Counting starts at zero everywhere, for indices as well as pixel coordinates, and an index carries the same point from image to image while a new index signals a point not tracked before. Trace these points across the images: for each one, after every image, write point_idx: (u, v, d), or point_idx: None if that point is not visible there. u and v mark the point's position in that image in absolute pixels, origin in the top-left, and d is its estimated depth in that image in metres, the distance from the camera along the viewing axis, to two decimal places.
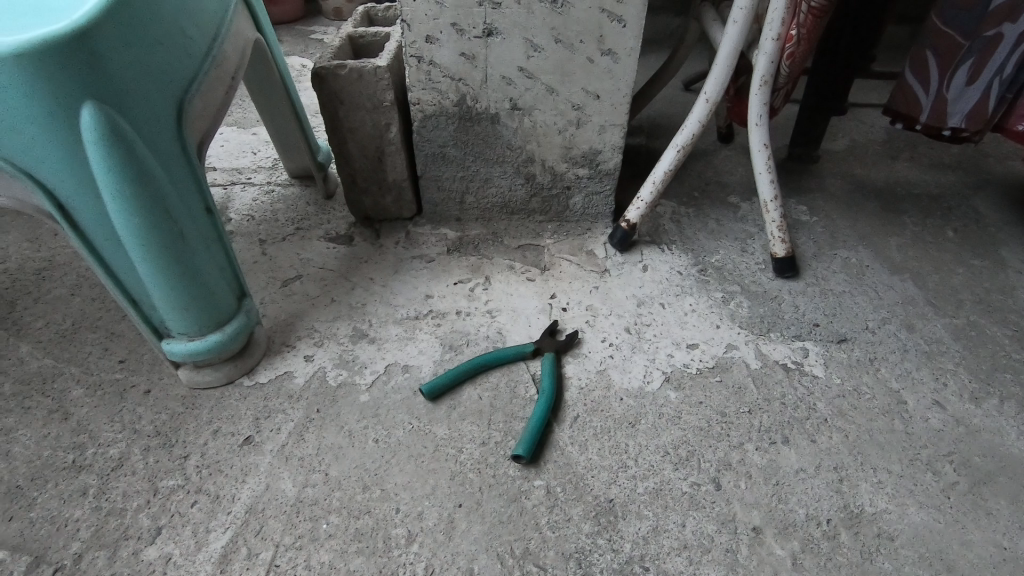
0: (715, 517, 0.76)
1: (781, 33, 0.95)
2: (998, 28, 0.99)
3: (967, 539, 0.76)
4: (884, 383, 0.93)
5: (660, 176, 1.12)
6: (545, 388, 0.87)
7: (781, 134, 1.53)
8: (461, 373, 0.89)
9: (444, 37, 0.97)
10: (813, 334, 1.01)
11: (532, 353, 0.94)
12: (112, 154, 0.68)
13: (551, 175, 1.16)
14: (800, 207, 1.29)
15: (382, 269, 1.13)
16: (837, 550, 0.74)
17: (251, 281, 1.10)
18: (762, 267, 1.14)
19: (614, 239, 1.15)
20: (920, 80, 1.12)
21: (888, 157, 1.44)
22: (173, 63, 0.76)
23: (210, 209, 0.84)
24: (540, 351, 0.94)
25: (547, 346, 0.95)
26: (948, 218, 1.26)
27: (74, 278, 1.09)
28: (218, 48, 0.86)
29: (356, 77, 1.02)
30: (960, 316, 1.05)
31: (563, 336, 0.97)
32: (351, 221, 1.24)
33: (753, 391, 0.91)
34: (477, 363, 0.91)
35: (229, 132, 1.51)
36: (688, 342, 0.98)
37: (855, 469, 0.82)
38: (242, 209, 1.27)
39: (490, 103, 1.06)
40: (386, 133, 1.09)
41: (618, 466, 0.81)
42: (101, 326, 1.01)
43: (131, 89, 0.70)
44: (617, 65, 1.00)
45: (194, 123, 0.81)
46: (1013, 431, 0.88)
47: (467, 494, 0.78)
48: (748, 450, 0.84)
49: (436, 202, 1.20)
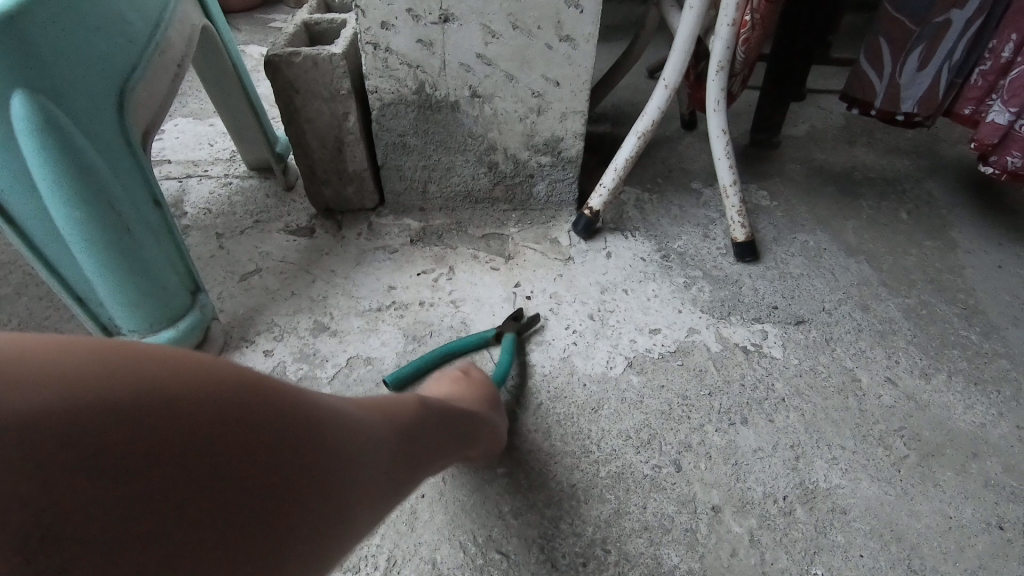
0: (675, 498, 0.78)
1: (737, 19, 0.95)
2: (946, 14, 1.00)
3: (915, 510, 0.78)
4: (840, 362, 0.96)
5: (622, 164, 1.12)
6: (500, 372, 0.88)
7: (742, 120, 1.55)
8: (422, 367, 0.89)
9: (400, 24, 0.96)
10: (772, 316, 1.03)
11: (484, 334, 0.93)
12: (48, 145, 0.66)
13: (514, 164, 1.16)
14: (761, 192, 1.31)
15: (343, 261, 1.11)
16: (792, 526, 0.76)
17: (208, 276, 1.07)
18: (723, 252, 1.15)
19: (577, 227, 1.16)
20: (874, 66, 1.14)
21: (846, 142, 1.47)
22: (113, 49, 0.73)
23: (159, 202, 0.81)
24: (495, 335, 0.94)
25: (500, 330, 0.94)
26: (902, 201, 1.30)
27: (19, 277, 1.05)
28: (162, 34, 0.83)
29: (310, 65, 1.00)
30: (911, 295, 1.08)
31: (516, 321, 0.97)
32: (312, 213, 1.21)
33: (713, 374, 0.93)
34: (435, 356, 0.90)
35: (184, 123, 1.46)
36: (650, 327, 0.99)
37: (811, 446, 0.84)
38: (199, 202, 1.23)
39: (449, 91, 1.04)
40: (345, 122, 1.07)
41: (581, 451, 0.82)
42: (49, 325, 0.97)
43: (66, 76, 0.67)
44: (576, 52, 1.00)
45: (137, 112, 0.78)
46: (960, 405, 0.91)
47: (429, 485, 0.78)
48: (708, 432, 0.85)
49: (399, 192, 1.19)
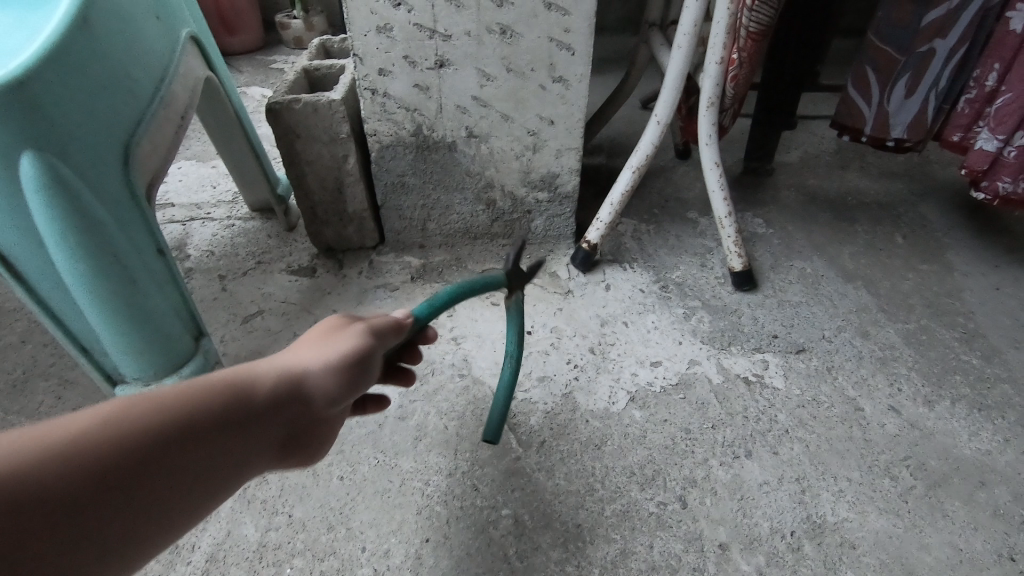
0: (682, 537, 0.77)
1: (724, 57, 0.98)
2: (930, 44, 1.02)
3: (925, 543, 0.77)
4: (842, 391, 0.96)
5: (618, 198, 1.14)
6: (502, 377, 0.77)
7: (736, 149, 1.57)
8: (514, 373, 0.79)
9: (397, 70, 0.98)
10: (773, 345, 1.03)
11: (477, 288, 0.67)
12: (54, 202, 0.67)
13: (512, 200, 1.18)
14: (756, 220, 1.32)
15: (345, 300, 1.12)
16: (801, 562, 0.75)
17: (211, 319, 1.08)
18: (721, 282, 1.16)
19: (576, 260, 1.17)
20: (862, 94, 1.15)
21: (839, 167, 1.49)
22: (118, 107, 0.75)
23: (162, 251, 0.82)
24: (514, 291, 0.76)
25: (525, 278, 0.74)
26: (897, 225, 1.31)
27: (24, 325, 1.06)
28: (166, 88, 0.86)
29: (310, 111, 1.02)
30: (911, 320, 1.09)
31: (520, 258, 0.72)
32: (314, 253, 1.23)
33: (716, 407, 0.93)
34: (516, 346, 0.78)
35: (187, 166, 1.49)
36: (651, 360, 1.00)
37: (816, 478, 0.84)
38: (202, 244, 1.25)
39: (446, 132, 1.07)
40: (344, 164, 1.09)
41: (586, 489, 0.81)
42: (53, 373, 0.98)
43: (73, 135, 0.69)
44: (569, 92, 1.03)
45: (143, 165, 0.80)
46: (965, 432, 0.90)
47: (434, 528, 0.77)
48: (712, 466, 0.85)
49: (399, 230, 1.20)
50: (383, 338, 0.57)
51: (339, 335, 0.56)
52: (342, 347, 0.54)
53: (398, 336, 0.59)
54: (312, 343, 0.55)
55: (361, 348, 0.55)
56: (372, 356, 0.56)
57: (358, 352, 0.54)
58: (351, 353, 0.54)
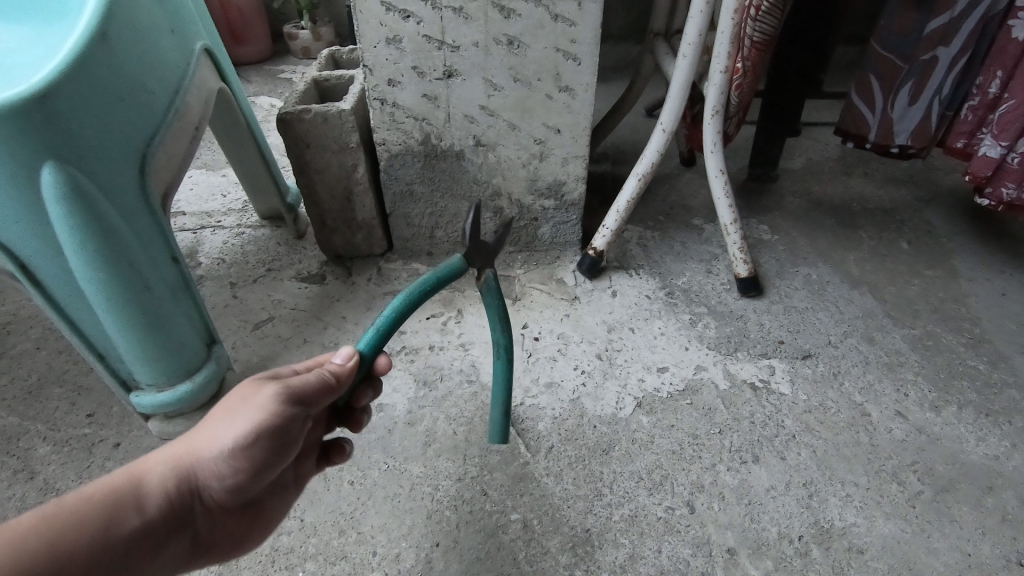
0: (690, 541, 0.77)
1: (729, 67, 0.99)
2: (932, 52, 1.03)
3: (933, 547, 0.78)
4: (848, 397, 0.96)
5: (624, 205, 1.15)
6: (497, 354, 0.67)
7: (740, 156, 1.59)
8: (507, 360, 0.67)
9: (406, 80, 1.00)
10: (779, 351, 1.03)
11: (427, 291, 0.58)
12: (73, 212, 0.69)
13: (518, 208, 1.19)
14: (761, 226, 1.33)
15: (354, 307, 1.13)
16: (809, 567, 0.76)
17: (222, 326, 1.10)
18: (727, 288, 1.17)
19: (582, 267, 1.18)
20: (866, 101, 1.15)
21: (843, 174, 1.50)
22: (135, 118, 0.77)
23: (177, 259, 0.84)
24: (480, 267, 0.61)
25: (494, 250, 0.62)
26: (902, 231, 1.32)
27: (39, 332, 1.08)
28: (181, 100, 0.87)
29: (321, 121, 1.04)
30: (917, 326, 1.09)
31: (479, 226, 0.60)
32: (323, 260, 1.24)
33: (723, 412, 0.93)
34: (502, 331, 0.65)
35: (197, 175, 1.51)
36: (658, 366, 1.00)
37: (824, 483, 0.84)
38: (213, 252, 1.26)
39: (454, 141, 1.08)
40: (353, 173, 1.11)
41: (594, 494, 0.82)
42: (67, 379, 0.99)
43: (91, 146, 0.71)
44: (575, 101, 1.04)
45: (158, 174, 0.82)
46: (972, 437, 0.91)
47: (444, 532, 0.78)
48: (720, 471, 0.85)
49: (406, 238, 1.22)
50: (303, 398, 0.56)
51: (249, 403, 0.57)
52: (251, 420, 0.55)
53: (331, 390, 0.57)
54: (211, 421, 0.58)
55: (271, 416, 0.55)
56: (287, 420, 0.57)
57: (273, 414, 0.55)
58: (260, 425, 0.56)
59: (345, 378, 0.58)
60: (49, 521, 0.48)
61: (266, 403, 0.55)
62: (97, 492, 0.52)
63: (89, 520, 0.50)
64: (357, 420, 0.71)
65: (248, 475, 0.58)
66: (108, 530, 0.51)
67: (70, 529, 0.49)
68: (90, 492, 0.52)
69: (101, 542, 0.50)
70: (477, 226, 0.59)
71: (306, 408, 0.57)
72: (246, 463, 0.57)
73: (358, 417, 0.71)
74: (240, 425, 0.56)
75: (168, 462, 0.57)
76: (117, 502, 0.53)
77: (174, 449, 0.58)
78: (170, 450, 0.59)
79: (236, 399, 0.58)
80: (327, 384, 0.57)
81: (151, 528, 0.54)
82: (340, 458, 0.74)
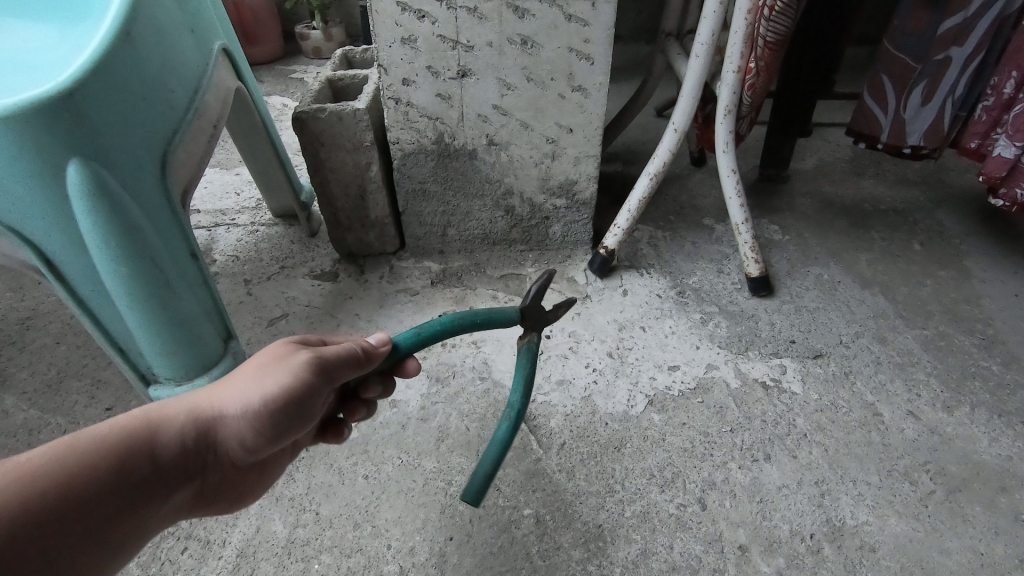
0: (702, 538, 0.78)
1: (741, 66, 1.00)
2: (945, 52, 1.03)
3: (946, 547, 0.78)
4: (860, 397, 0.96)
5: (635, 204, 1.15)
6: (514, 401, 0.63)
7: (751, 156, 1.59)
8: (515, 429, 0.62)
9: (420, 80, 1.01)
10: (790, 350, 1.04)
11: (479, 325, 0.61)
12: (97, 209, 0.71)
13: (530, 207, 1.20)
14: (772, 226, 1.33)
15: (367, 304, 1.14)
16: (821, 565, 0.76)
17: (237, 322, 1.11)
18: (738, 287, 1.17)
19: (593, 265, 1.18)
20: (878, 102, 1.15)
21: (854, 174, 1.50)
22: (156, 117, 0.79)
23: (196, 255, 0.85)
24: (528, 328, 0.66)
25: (547, 318, 0.66)
26: (914, 232, 1.31)
27: (58, 326, 1.10)
28: (200, 100, 0.89)
29: (336, 120, 1.04)
30: (929, 326, 1.09)
31: (543, 295, 0.66)
32: (336, 258, 1.25)
33: (734, 411, 0.93)
34: (522, 395, 0.64)
35: (212, 173, 1.52)
36: (669, 364, 1.01)
37: (836, 482, 0.84)
38: (227, 249, 1.28)
39: (467, 140, 1.09)
40: (367, 172, 1.12)
41: (605, 491, 0.83)
42: (86, 373, 1.01)
43: (115, 145, 0.72)
44: (587, 100, 1.05)
45: (178, 172, 0.83)
46: (985, 437, 0.91)
47: (458, 527, 0.79)
48: (732, 469, 0.86)
49: (419, 236, 1.23)
50: (331, 370, 0.57)
51: (277, 366, 0.57)
52: (277, 385, 0.56)
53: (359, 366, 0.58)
54: (238, 378, 0.59)
55: (297, 383, 0.56)
56: (312, 390, 0.57)
57: (300, 381, 0.56)
58: (284, 392, 0.56)
59: (375, 359, 0.60)
60: (63, 459, 0.48)
61: (296, 370, 0.56)
62: (111, 433, 0.52)
63: (103, 463, 0.51)
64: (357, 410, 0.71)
65: (265, 438, 0.59)
66: (121, 474, 0.51)
67: (81, 469, 0.49)
68: (105, 432, 0.52)
69: (110, 485, 0.51)
70: (544, 291, 0.65)
71: (331, 380, 0.58)
72: (266, 427, 0.58)
73: (355, 407, 0.70)
74: (266, 386, 0.56)
75: (187, 412, 0.57)
76: (130, 446, 0.53)
77: (195, 400, 0.59)
78: (191, 398, 0.59)
79: (263, 359, 0.59)
80: (357, 359, 0.58)
81: (161, 474, 0.55)
82: (336, 439, 0.72)
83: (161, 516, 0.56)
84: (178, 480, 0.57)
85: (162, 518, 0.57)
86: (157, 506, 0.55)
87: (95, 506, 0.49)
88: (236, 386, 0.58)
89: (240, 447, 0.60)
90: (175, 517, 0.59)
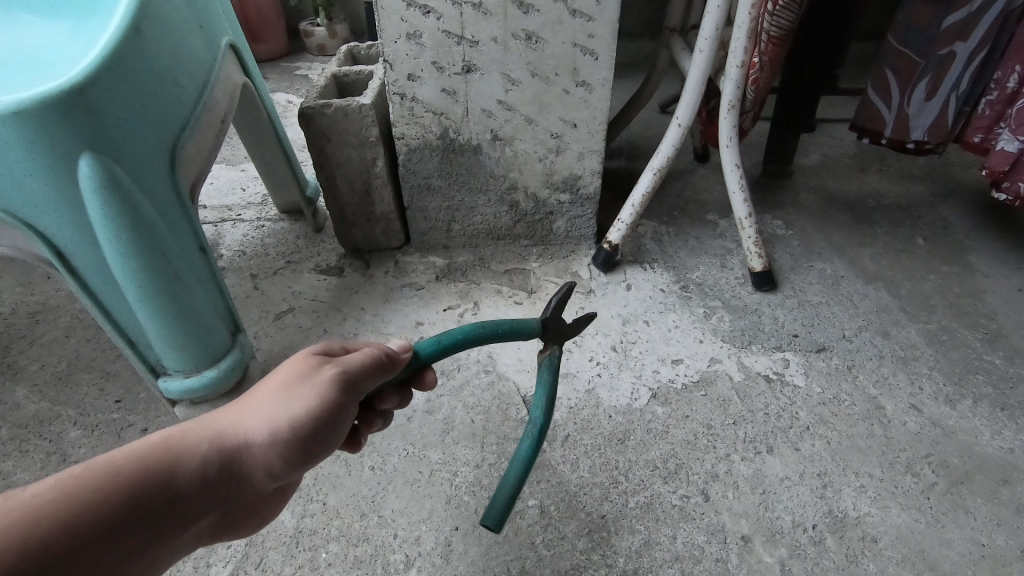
0: (705, 528, 0.79)
1: (745, 61, 1.00)
2: (950, 47, 1.03)
3: (947, 538, 0.78)
4: (863, 390, 0.97)
5: (639, 199, 1.15)
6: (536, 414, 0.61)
7: (754, 153, 1.59)
8: (538, 444, 0.60)
9: (425, 75, 1.02)
10: (793, 344, 1.04)
11: (503, 332, 0.61)
12: (108, 202, 0.72)
13: (534, 202, 1.20)
14: (776, 221, 1.34)
15: (373, 298, 1.15)
16: (823, 555, 0.77)
17: (244, 316, 1.12)
18: (742, 282, 1.17)
19: (597, 260, 1.19)
20: (883, 97, 1.16)
21: (858, 169, 1.50)
22: (165, 112, 0.80)
23: (204, 249, 0.86)
24: (550, 340, 0.66)
25: (569, 332, 0.67)
26: (917, 226, 1.31)
27: (67, 320, 1.11)
28: (208, 94, 0.90)
29: (341, 115, 1.05)
30: (932, 321, 1.09)
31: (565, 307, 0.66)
32: (341, 253, 1.26)
33: (737, 404, 0.94)
34: (545, 407, 0.62)
35: (218, 169, 1.54)
36: (673, 358, 1.01)
37: (838, 474, 0.85)
38: (234, 245, 1.29)
39: (472, 135, 1.10)
40: (373, 167, 1.12)
41: (609, 482, 0.84)
42: (96, 366, 1.02)
43: (125, 139, 0.73)
44: (591, 95, 1.05)
45: (187, 166, 0.84)
46: (988, 430, 0.91)
47: (463, 517, 0.80)
48: (734, 461, 0.86)
49: (424, 231, 1.24)
50: (356, 386, 0.57)
51: (302, 383, 0.57)
52: (306, 405, 0.56)
53: (383, 375, 0.58)
54: (261, 401, 0.58)
55: (325, 402, 0.56)
56: (338, 409, 0.57)
57: (327, 399, 0.56)
58: (312, 412, 0.56)
59: (398, 366, 0.59)
60: (71, 494, 0.47)
61: (323, 391, 0.56)
62: (129, 465, 0.51)
63: (119, 494, 0.49)
64: (374, 421, 0.68)
65: (287, 463, 0.59)
66: (138, 503, 0.50)
67: (94, 503, 0.48)
68: (123, 463, 0.51)
69: (124, 518, 0.49)
70: (565, 302, 0.65)
71: (357, 394, 0.58)
72: (289, 451, 0.58)
73: (373, 419, 0.67)
74: (292, 409, 0.56)
75: (207, 439, 0.56)
76: (150, 478, 0.52)
77: (215, 426, 0.57)
78: (211, 424, 0.57)
79: (287, 380, 0.58)
80: (381, 370, 0.58)
81: (182, 505, 0.54)
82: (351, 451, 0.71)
83: (180, 545, 0.56)
84: (199, 508, 0.56)
85: (179, 547, 0.56)
86: (176, 535, 0.54)
87: (111, 541, 0.48)
88: (260, 408, 0.57)
89: (262, 474, 0.59)
90: (193, 546, 0.59)
